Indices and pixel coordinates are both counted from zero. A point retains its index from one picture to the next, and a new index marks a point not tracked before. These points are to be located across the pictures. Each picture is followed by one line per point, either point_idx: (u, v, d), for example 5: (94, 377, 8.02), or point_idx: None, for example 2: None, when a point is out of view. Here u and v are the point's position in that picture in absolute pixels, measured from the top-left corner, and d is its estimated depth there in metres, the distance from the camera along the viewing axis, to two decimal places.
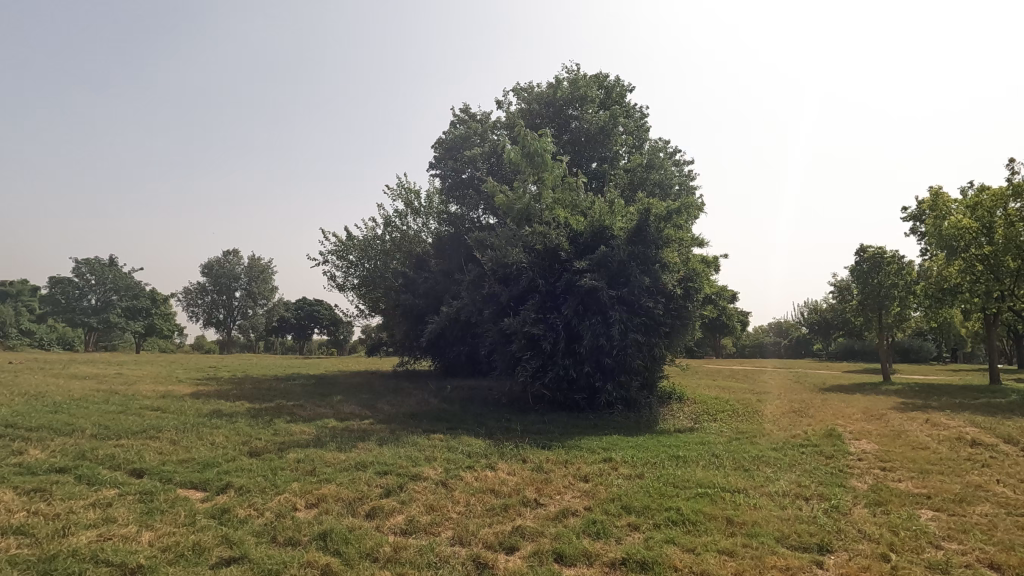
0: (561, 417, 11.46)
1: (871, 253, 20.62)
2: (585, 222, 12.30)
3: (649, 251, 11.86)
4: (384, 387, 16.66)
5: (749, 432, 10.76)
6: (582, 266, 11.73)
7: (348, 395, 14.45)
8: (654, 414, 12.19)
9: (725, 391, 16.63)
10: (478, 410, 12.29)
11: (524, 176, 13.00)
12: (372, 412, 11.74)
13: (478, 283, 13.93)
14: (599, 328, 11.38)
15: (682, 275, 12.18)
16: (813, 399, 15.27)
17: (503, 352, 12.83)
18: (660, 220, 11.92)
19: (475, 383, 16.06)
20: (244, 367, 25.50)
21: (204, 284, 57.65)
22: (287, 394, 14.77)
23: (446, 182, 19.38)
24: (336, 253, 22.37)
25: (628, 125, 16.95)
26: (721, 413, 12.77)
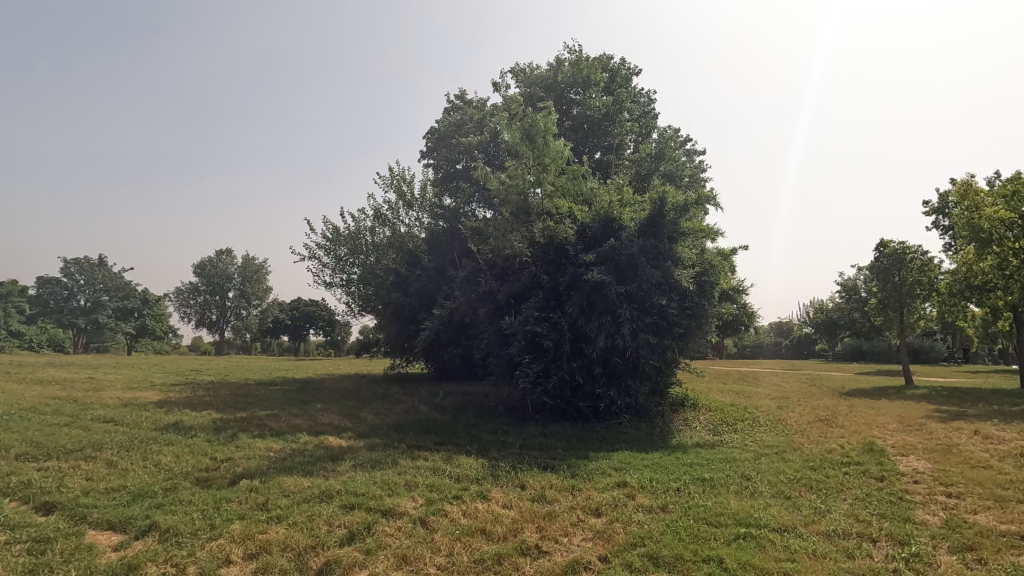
0: (563, 429, 10.20)
1: (893, 248, 19.31)
2: (592, 212, 11.06)
3: (662, 244, 10.64)
4: (371, 393, 15.41)
5: (777, 446, 9.51)
6: (589, 260, 10.49)
7: (330, 403, 13.21)
8: (667, 424, 10.92)
9: (741, 397, 15.36)
10: (471, 420, 11.04)
11: (524, 162, 11.68)
12: (352, 424, 10.49)
13: (473, 280, 12.69)
14: (608, 328, 10.12)
15: (699, 270, 10.90)
16: (837, 405, 14.01)
17: (500, 356, 11.59)
18: (677, 209, 10.69)
19: (470, 389, 14.77)
20: (228, 370, 24.20)
21: (197, 285, 56.71)
22: (263, 401, 13.53)
23: (439, 173, 18.08)
24: (324, 249, 21.24)
25: (635, 110, 15.72)
26: (742, 423, 11.51)
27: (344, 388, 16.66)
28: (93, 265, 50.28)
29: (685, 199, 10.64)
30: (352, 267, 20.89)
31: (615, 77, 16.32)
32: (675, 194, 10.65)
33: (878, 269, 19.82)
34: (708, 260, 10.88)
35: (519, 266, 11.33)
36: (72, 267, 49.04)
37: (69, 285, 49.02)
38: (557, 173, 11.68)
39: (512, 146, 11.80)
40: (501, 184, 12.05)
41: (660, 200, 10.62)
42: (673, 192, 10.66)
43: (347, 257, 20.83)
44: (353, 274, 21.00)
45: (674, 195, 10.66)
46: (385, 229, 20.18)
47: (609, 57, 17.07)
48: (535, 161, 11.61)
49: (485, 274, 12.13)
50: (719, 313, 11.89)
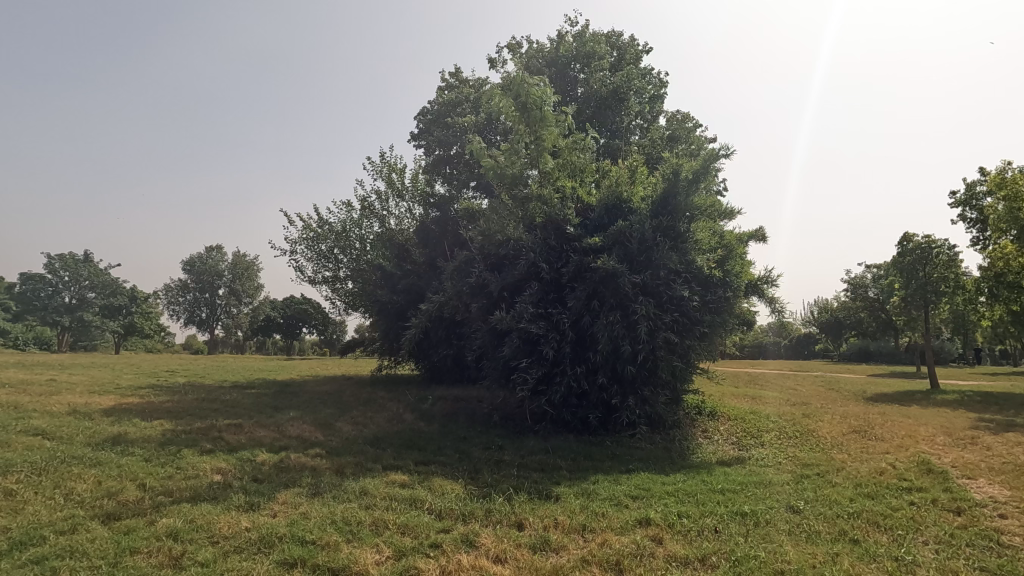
0: (567, 443, 8.83)
1: (918, 243, 17.96)
2: (598, 191, 9.76)
3: (677, 225, 9.34)
4: (354, 398, 14.00)
5: (816, 465, 8.17)
6: (595, 244, 9.18)
7: (305, 410, 11.83)
8: (685, 437, 9.56)
9: (761, 403, 13.95)
10: (462, 432, 9.65)
11: (521, 136, 10.33)
12: (324, 437, 9.11)
13: (463, 270, 11.36)
14: (618, 325, 8.79)
15: (720, 256, 9.53)
16: (868, 412, 12.70)
17: (494, 358, 10.22)
18: (696, 183, 9.33)
19: (462, 394, 13.36)
20: (207, 371, 22.75)
21: (187, 282, 55.35)
22: (231, 408, 12.13)
23: (429, 157, 16.67)
24: (308, 241, 19.87)
25: (644, 89, 14.37)
26: (768, 435, 10.18)
27: (325, 392, 15.26)
28: (79, 261, 48.88)
29: (705, 173, 9.34)
30: (336, 261, 19.52)
31: (622, 53, 14.97)
32: (692, 165, 9.33)
33: (903, 266, 18.48)
34: (731, 246, 9.53)
35: (516, 254, 10.01)
36: (56, 264, 47.61)
37: (54, 282, 47.56)
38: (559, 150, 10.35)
39: (508, 118, 10.47)
40: (495, 162, 10.68)
41: (676, 172, 9.27)
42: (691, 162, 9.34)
43: (331, 251, 19.45)
44: (338, 268, 19.62)
45: (692, 166, 9.34)
46: (373, 221, 18.84)
47: (617, 32, 15.71)
48: (534, 135, 10.27)
49: (477, 264, 10.79)
50: (741, 308, 10.53)
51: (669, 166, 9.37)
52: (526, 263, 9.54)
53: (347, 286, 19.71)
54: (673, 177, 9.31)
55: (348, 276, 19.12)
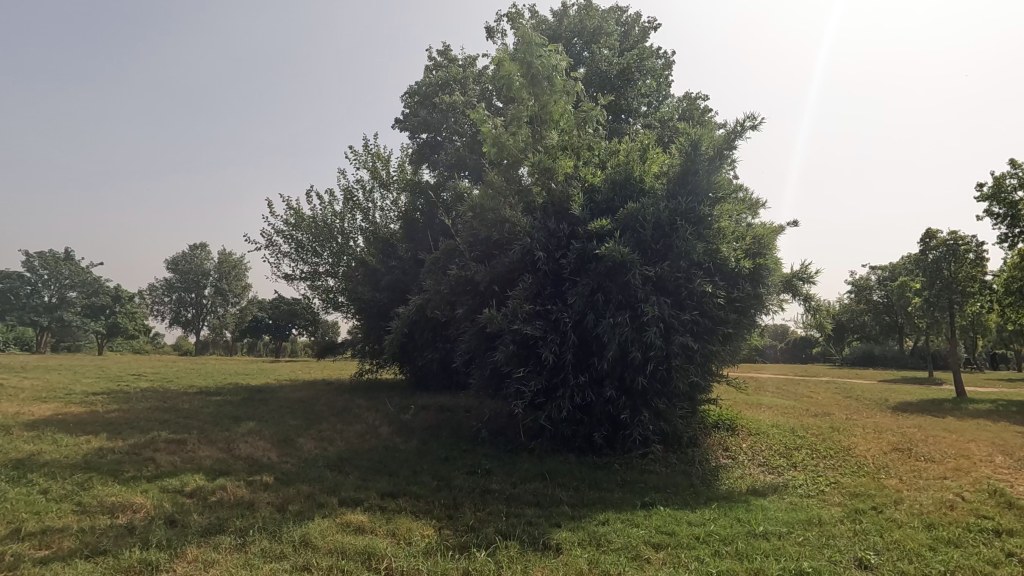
0: (568, 467, 7.42)
1: (944, 240, 16.67)
2: (606, 170, 8.42)
3: (698, 209, 7.95)
4: (327, 406, 12.53)
5: (868, 496, 6.79)
6: (601, 228, 7.79)
7: (268, 422, 10.38)
8: (706, 458, 8.17)
9: (779, 413, 12.56)
10: (443, 451, 8.21)
11: (524, 105, 9.01)
12: (279, 457, 7.65)
13: (448, 262, 9.94)
14: (628, 326, 7.41)
15: (748, 246, 8.17)
16: (903, 425, 11.35)
17: (483, 363, 8.81)
18: (720, 158, 8.04)
19: (448, 404, 11.90)
20: (176, 374, 21.15)
21: (172, 281, 53.75)
22: (185, 419, 10.66)
23: (416, 142, 15.24)
24: (287, 233, 18.42)
25: (652, 65, 13.07)
26: (799, 454, 8.82)
27: (298, 400, 13.78)
28: (59, 258, 47.27)
29: (729, 147, 8.03)
30: (316, 255, 18.10)
31: (629, 28, 13.66)
32: (713, 139, 8.05)
33: (926, 266, 17.22)
34: (760, 236, 8.20)
35: (511, 242, 8.62)
36: (35, 261, 45.95)
37: (33, 280, 45.90)
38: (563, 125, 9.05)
39: (507, 84, 9.13)
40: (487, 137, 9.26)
41: (696, 145, 7.96)
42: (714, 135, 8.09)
43: (310, 245, 18.00)
44: (318, 263, 18.19)
45: (714, 139, 8.05)
46: (358, 213, 17.46)
47: (622, 7, 14.42)
48: (538, 103, 8.95)
49: (464, 256, 9.36)
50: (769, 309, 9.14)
51: (688, 141, 8.10)
52: (523, 252, 8.14)
53: (328, 283, 18.26)
54: (691, 152, 7.99)
55: (329, 270, 17.73)
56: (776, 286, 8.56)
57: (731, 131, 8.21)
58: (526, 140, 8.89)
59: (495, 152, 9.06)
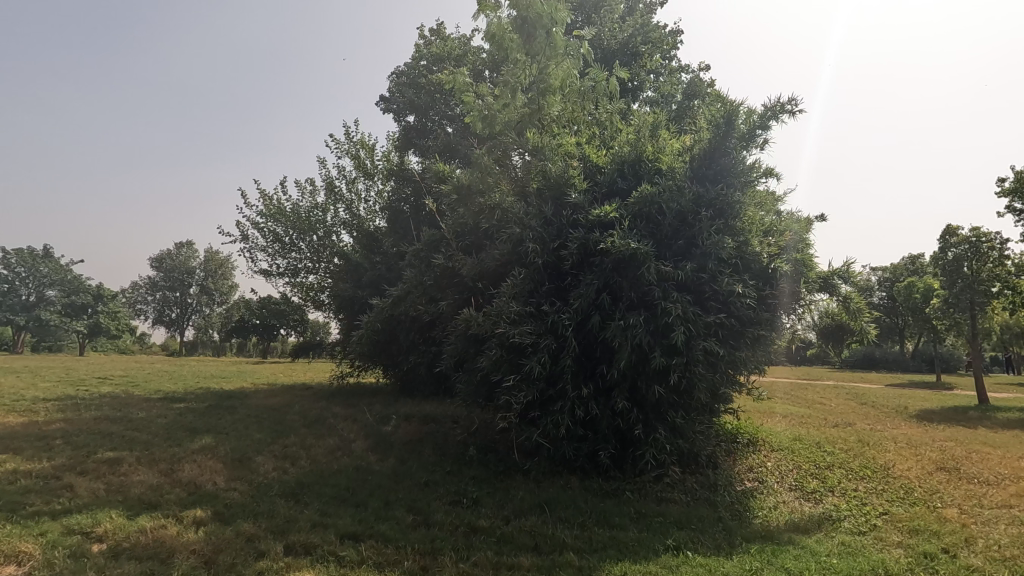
0: (570, 496, 6.24)
1: (966, 237, 15.64)
2: (611, 148, 7.25)
3: (728, 193, 6.72)
4: (300, 415, 11.30)
5: (933, 534, 5.64)
6: (611, 215, 6.59)
7: (229, 434, 9.20)
8: (730, 482, 7.01)
9: (797, 423, 11.48)
10: (423, 473, 7.03)
11: (518, 68, 7.81)
12: (226, 482, 6.45)
13: (432, 256, 8.77)
14: (645, 329, 6.20)
15: (782, 240, 7.10)
16: (938, 438, 10.29)
17: (470, 371, 7.62)
18: (752, 139, 6.85)
19: (433, 413, 10.69)
20: (148, 377, 19.86)
21: (156, 279, 52.28)
22: (135, 431, 9.45)
23: (402, 126, 14.03)
24: (264, 226, 17.14)
25: (661, 41, 11.94)
26: (833, 475, 7.70)
27: (269, 407, 12.55)
28: (38, 256, 45.68)
29: (761, 127, 6.90)
30: (296, 249, 16.88)
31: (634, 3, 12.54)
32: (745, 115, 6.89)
33: (946, 265, 16.20)
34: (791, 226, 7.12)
35: (501, 231, 7.46)
36: (12, 258, 44.35)
37: (10, 278, 44.33)
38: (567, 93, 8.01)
39: (501, 47, 7.96)
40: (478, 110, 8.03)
41: (727, 121, 6.71)
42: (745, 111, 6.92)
43: (289, 238, 16.76)
44: (297, 259, 16.97)
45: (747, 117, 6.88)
46: (341, 204, 16.26)
47: None
48: (534, 65, 7.76)
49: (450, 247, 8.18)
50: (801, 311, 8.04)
51: (716, 116, 6.88)
52: (512, 242, 6.99)
53: (308, 279, 17.07)
54: (718, 131, 6.79)
55: (311, 266, 16.60)
56: (809, 283, 7.56)
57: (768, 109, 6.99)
58: (519, 114, 7.83)
59: (483, 125, 8.11)
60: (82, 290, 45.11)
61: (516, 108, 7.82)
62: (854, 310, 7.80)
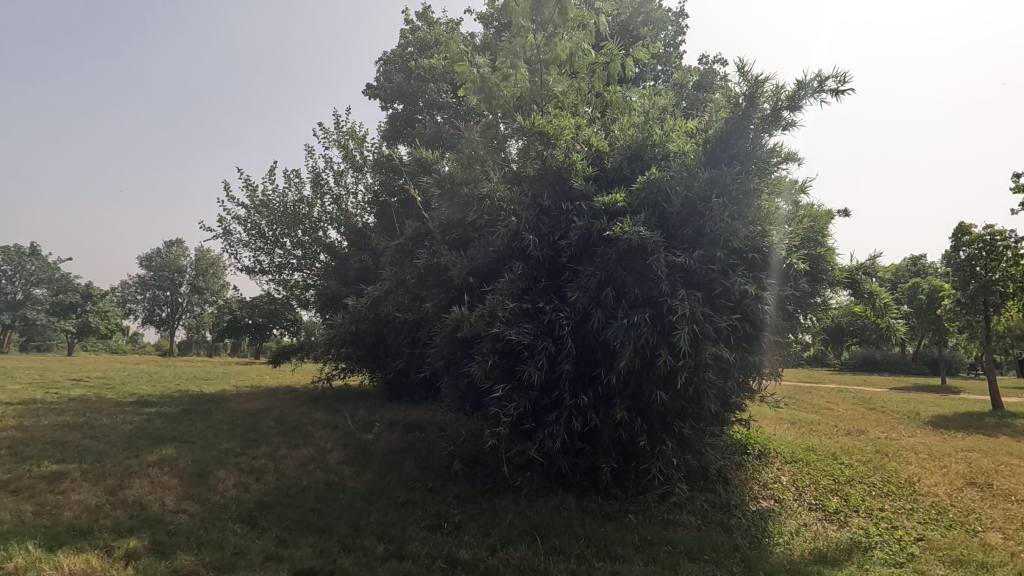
0: (565, 520, 5.51)
1: (979, 236, 14.95)
2: (614, 131, 6.57)
3: (748, 178, 5.93)
4: (277, 422, 10.54)
5: (983, 567, 4.92)
6: (613, 203, 5.85)
7: (196, 444, 8.45)
8: (742, 501, 6.31)
9: (807, 431, 10.81)
10: (402, 490, 6.31)
11: (521, 37, 6.89)
12: (175, 503, 5.69)
13: (418, 249, 8.04)
14: (651, 329, 5.47)
15: (802, 232, 6.38)
16: (959, 448, 9.61)
17: (456, 377, 6.89)
18: (777, 118, 5.96)
19: (419, 420, 9.93)
20: (125, 379, 19.01)
21: (146, 278, 51.37)
22: (93, 440, 8.68)
23: (390, 114, 13.26)
24: (247, 220, 16.36)
25: (664, 22, 11.24)
26: (853, 492, 7.01)
27: (246, 412, 11.77)
28: (24, 253, 44.69)
29: (788, 105, 5.99)
30: (280, 246, 16.10)
31: None
32: (768, 91, 6.03)
33: (958, 264, 15.54)
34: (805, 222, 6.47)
35: (497, 223, 6.65)
36: None
37: None
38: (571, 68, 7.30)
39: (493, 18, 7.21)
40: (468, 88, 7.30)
41: (746, 98, 5.94)
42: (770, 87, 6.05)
43: (273, 234, 16.00)
44: (282, 255, 16.20)
45: (769, 93, 6.03)
46: (329, 198, 15.55)
47: None
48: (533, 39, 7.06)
49: (435, 240, 7.44)
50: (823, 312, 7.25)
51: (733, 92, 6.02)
52: (508, 235, 6.20)
53: (294, 276, 16.32)
54: (735, 109, 5.98)
55: (297, 263, 15.89)
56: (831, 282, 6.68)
57: (804, 83, 5.95)
58: (523, 87, 6.99)
59: (480, 100, 7.15)
60: (70, 289, 44.20)
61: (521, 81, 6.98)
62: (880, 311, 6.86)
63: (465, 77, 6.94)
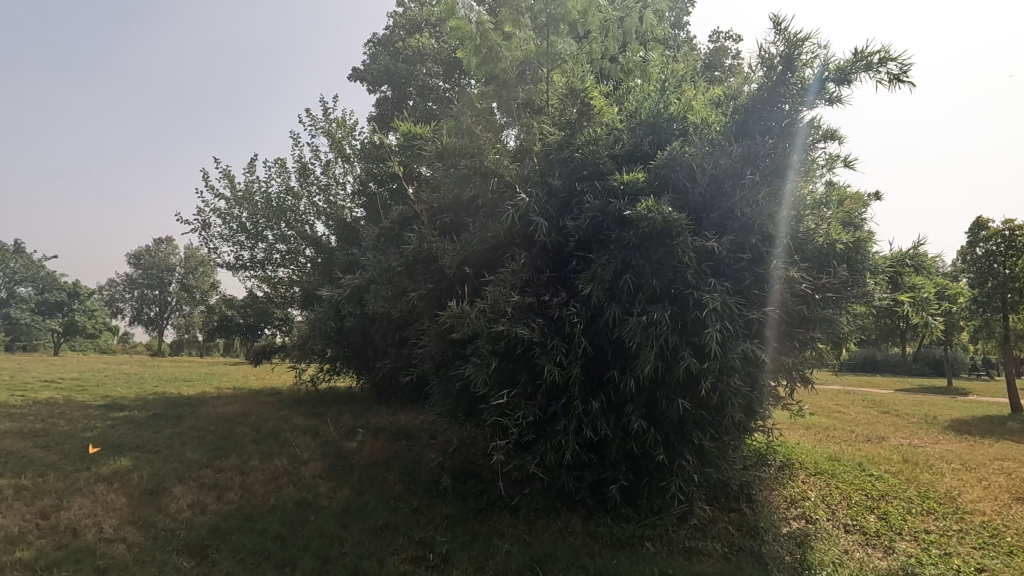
0: (571, 550, 4.73)
1: (999, 230, 14.29)
2: (630, 102, 5.79)
3: (785, 155, 5.15)
4: (252, 428, 9.69)
5: None
6: (631, 182, 5.07)
7: (158, 454, 7.62)
8: (770, 522, 5.55)
9: (824, 438, 10.07)
10: (383, 510, 5.52)
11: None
12: (116, 529, 4.88)
13: (405, 238, 7.24)
14: (672, 327, 4.71)
15: (840, 220, 5.62)
16: (993, 456, 8.89)
17: (448, 379, 6.11)
18: (822, 89, 5.21)
19: (407, 427, 9.11)
20: (101, 380, 18.07)
21: (134, 277, 50.38)
22: (43, 449, 7.83)
23: (378, 99, 12.41)
24: (227, 212, 15.47)
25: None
26: (891, 509, 6.25)
27: (222, 417, 10.93)
28: (7, 251, 43.63)
29: (834, 77, 5.22)
30: (263, 240, 15.22)
31: None
32: (811, 57, 5.29)
33: (975, 260, 14.86)
34: (841, 209, 5.75)
35: (497, 206, 5.86)
36: None
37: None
38: (581, 30, 6.51)
39: None
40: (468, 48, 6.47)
41: (784, 63, 5.21)
42: (815, 54, 5.30)
43: (255, 226, 15.12)
44: (265, 249, 15.33)
45: (813, 59, 5.29)
46: (315, 189, 14.74)
47: None
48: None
49: (424, 227, 6.64)
50: (861, 312, 6.48)
51: (770, 56, 5.28)
52: (509, 219, 5.41)
53: (278, 272, 15.48)
54: (771, 75, 5.24)
55: (281, 258, 15.05)
56: (878, 282, 5.82)
57: (859, 55, 5.19)
58: (526, 53, 6.20)
59: (478, 64, 6.50)
60: (55, 287, 42.93)
61: (524, 42, 6.22)
62: (925, 308, 6.08)
63: (457, 32, 6.42)
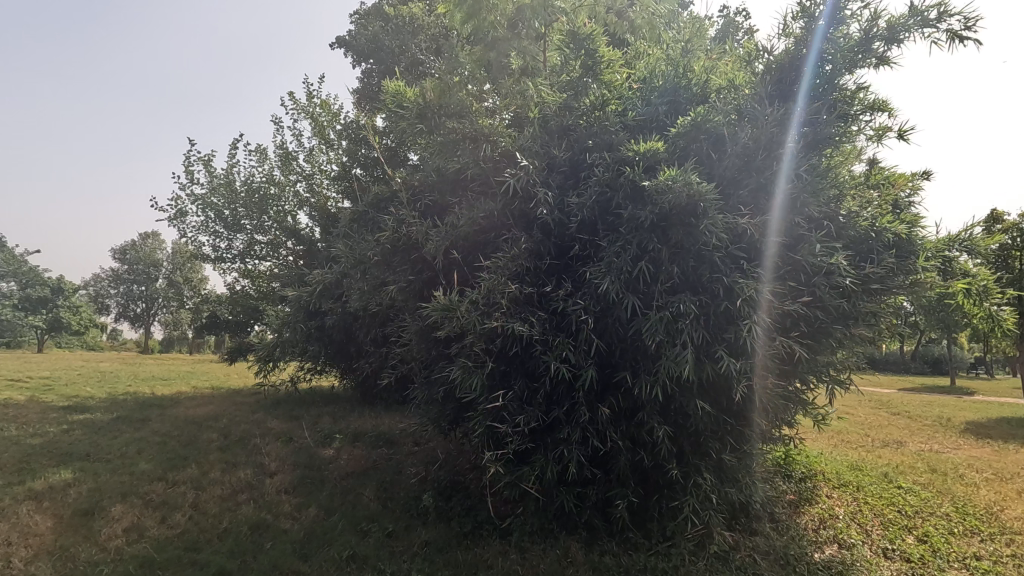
0: None
1: (1015, 223, 13.65)
2: (644, 64, 5.03)
3: (826, 123, 4.41)
4: (221, 433, 8.87)
5: None
6: (646, 150, 4.30)
7: (106, 465, 6.79)
8: (799, 549, 4.82)
9: (840, 444, 9.38)
10: (351, 535, 4.74)
11: None
12: (27, 563, 4.07)
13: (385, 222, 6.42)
14: (695, 322, 3.96)
15: (884, 204, 4.88)
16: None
17: (431, 382, 5.33)
18: (870, 48, 4.46)
19: (389, 433, 8.30)
20: (71, 379, 17.09)
21: (119, 272, 49.20)
22: None
23: (363, 73, 11.54)
24: (203, 201, 14.57)
25: None
26: (930, 529, 5.54)
27: (190, 420, 10.10)
28: None
29: (884, 36, 4.48)
30: (242, 230, 14.34)
31: None
32: (858, 10, 4.54)
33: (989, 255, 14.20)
34: (883, 190, 5.01)
35: (488, 183, 5.08)
36: None
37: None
38: None
39: None
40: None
41: (827, 15, 4.47)
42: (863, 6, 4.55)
43: (234, 216, 14.23)
44: (244, 240, 14.45)
45: (861, 13, 4.54)
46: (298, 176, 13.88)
47: None
48: None
49: (406, 208, 5.84)
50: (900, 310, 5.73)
51: (811, 6, 4.55)
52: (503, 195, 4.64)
53: (259, 264, 14.60)
54: (811, 29, 4.50)
55: (261, 249, 14.20)
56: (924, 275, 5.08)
57: (915, 9, 4.44)
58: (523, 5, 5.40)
59: (463, 17, 5.64)
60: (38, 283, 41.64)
61: None
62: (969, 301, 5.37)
63: None
